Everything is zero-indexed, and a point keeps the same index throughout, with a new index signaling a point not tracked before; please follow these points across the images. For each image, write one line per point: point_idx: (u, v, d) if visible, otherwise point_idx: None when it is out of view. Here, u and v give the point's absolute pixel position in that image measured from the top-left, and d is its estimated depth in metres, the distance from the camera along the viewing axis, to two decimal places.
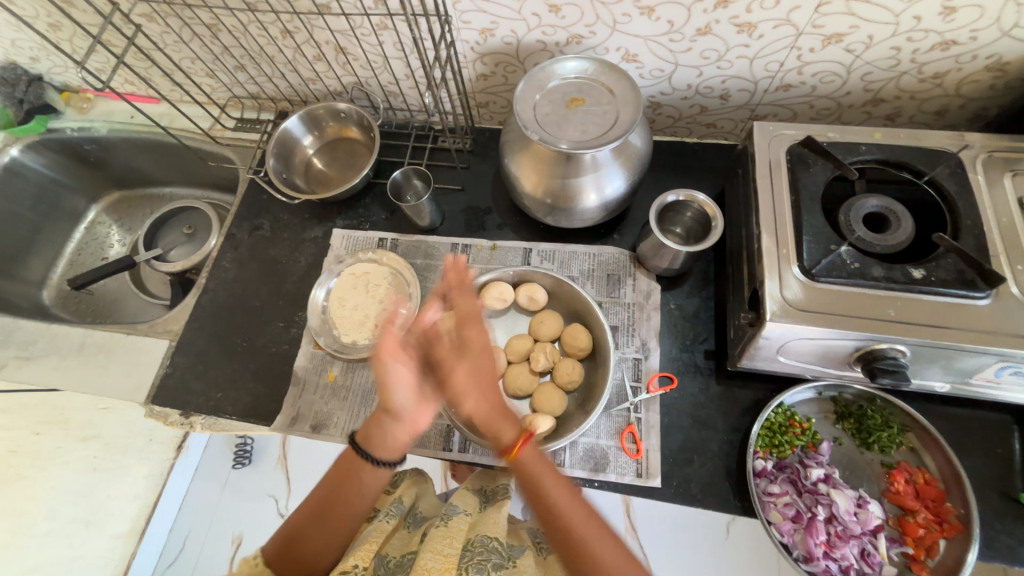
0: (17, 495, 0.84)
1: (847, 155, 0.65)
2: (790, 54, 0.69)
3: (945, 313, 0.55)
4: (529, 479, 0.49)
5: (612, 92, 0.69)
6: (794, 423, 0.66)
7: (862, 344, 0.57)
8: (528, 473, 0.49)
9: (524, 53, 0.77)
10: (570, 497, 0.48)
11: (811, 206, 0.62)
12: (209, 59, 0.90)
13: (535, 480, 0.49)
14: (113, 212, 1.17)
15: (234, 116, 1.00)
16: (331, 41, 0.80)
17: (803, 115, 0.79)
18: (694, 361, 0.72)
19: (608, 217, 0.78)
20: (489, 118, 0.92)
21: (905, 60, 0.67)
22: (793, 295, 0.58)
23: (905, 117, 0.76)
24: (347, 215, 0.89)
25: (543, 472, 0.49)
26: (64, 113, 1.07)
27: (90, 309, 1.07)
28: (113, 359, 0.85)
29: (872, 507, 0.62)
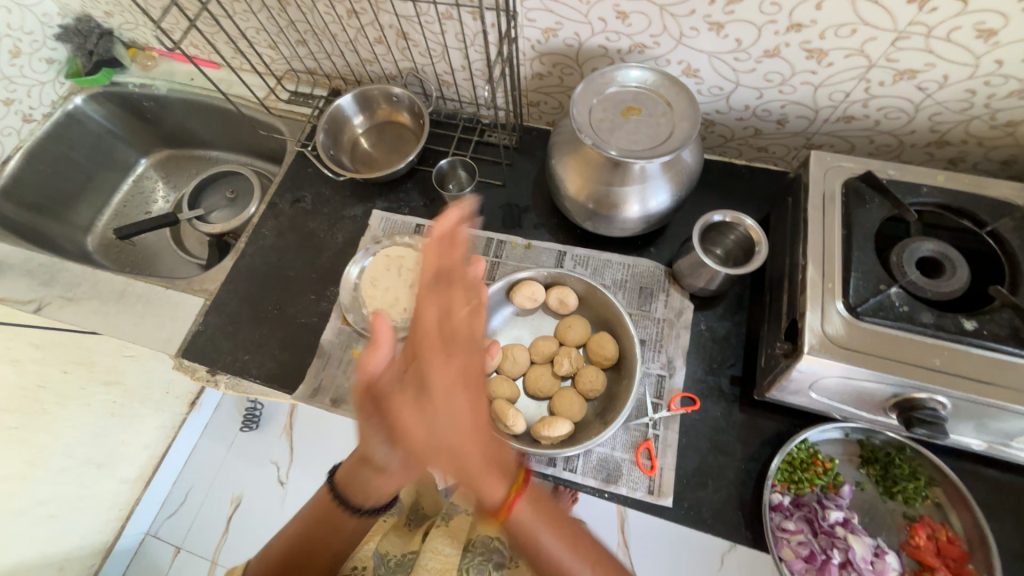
0: (39, 429, 0.87)
1: (907, 195, 0.63)
2: (858, 85, 0.67)
3: (993, 369, 0.53)
4: (520, 533, 0.48)
5: (669, 105, 0.68)
6: (817, 462, 0.64)
7: (901, 390, 0.55)
8: (522, 532, 0.48)
9: (584, 57, 0.76)
10: (562, 547, 0.48)
11: (864, 243, 0.60)
12: (274, 31, 0.92)
13: (527, 533, 0.48)
14: (161, 168, 1.21)
15: (289, 89, 1.03)
16: (395, 26, 0.81)
17: (861, 149, 0.77)
18: (718, 385, 0.71)
19: (648, 230, 0.78)
20: (538, 118, 0.92)
21: (978, 105, 0.64)
22: (834, 331, 0.56)
23: (969, 163, 0.73)
24: (388, 198, 0.90)
25: (535, 527, 0.48)
26: (129, 68, 1.11)
27: (130, 259, 1.10)
28: (148, 310, 0.87)
29: (890, 558, 0.60)
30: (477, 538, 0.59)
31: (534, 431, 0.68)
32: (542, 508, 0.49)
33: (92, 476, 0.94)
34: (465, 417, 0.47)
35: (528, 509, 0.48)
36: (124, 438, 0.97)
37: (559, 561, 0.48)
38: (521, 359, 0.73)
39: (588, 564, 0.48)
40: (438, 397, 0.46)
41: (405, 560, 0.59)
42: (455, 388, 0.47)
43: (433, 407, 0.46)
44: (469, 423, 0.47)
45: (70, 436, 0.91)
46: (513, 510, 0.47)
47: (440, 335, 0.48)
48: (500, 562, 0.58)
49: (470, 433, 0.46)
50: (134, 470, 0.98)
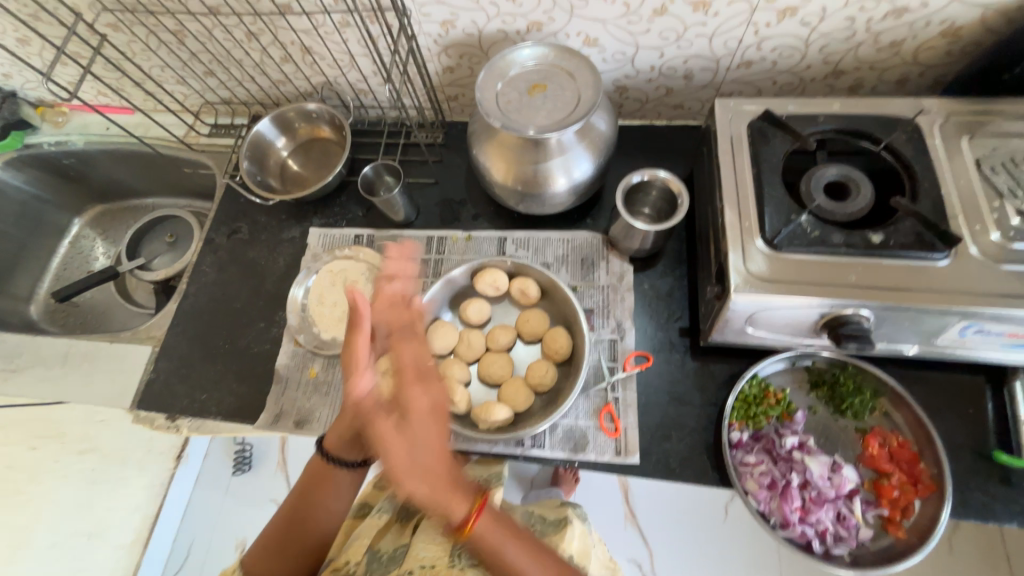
0: (17, 512, 0.87)
1: (807, 127, 0.65)
2: (748, 29, 0.69)
3: (905, 275, 0.56)
4: (487, 551, 0.51)
5: (573, 77, 0.69)
6: (769, 394, 0.66)
7: (826, 310, 0.57)
8: (489, 545, 0.51)
9: (487, 44, 0.77)
10: (529, 558, 0.52)
11: (772, 178, 0.62)
12: (179, 66, 0.90)
13: (491, 548, 0.51)
14: (96, 225, 1.18)
15: (208, 122, 1.01)
16: (297, 42, 0.81)
17: (767, 92, 0.80)
18: (669, 339, 0.73)
19: (580, 202, 0.79)
20: (459, 111, 0.93)
21: (860, 31, 0.67)
22: (756, 267, 0.58)
23: (868, 87, 0.77)
24: (324, 214, 0.90)
25: (500, 543, 0.51)
26: (40, 127, 1.07)
27: (77, 321, 1.07)
28: (97, 368, 0.85)
29: (847, 471, 0.63)
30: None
31: (475, 414, 0.69)
32: (497, 523, 0.52)
33: (85, 547, 0.93)
34: (434, 439, 0.52)
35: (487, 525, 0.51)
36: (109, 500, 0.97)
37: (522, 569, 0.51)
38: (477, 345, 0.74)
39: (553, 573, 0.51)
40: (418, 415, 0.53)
41: (398, 554, 0.58)
42: (402, 416, 0.53)
43: (405, 423, 0.52)
44: (433, 445, 0.52)
45: (50, 513, 0.90)
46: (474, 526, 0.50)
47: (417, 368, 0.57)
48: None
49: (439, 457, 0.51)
50: (127, 535, 1.01)
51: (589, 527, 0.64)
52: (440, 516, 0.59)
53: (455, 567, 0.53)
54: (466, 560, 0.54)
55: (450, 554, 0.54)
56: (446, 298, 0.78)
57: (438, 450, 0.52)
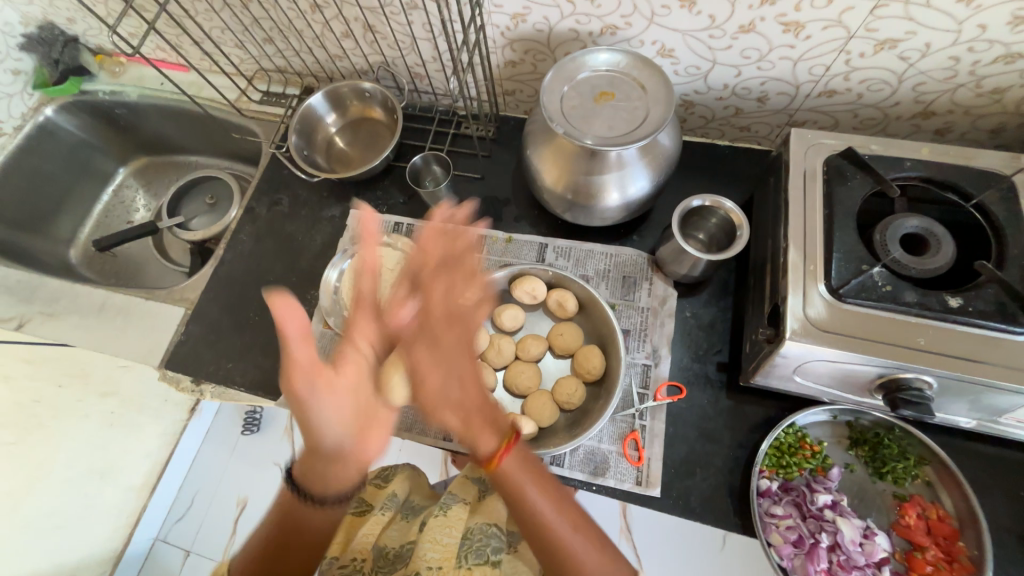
0: (39, 444, 0.90)
1: (889, 171, 0.61)
2: (838, 57, 0.64)
3: (981, 346, 0.52)
4: (510, 487, 0.48)
5: (643, 88, 0.66)
6: (805, 446, 0.63)
7: (885, 371, 0.54)
8: (510, 483, 0.48)
9: (555, 42, 0.74)
10: (551, 505, 0.48)
11: (846, 222, 0.58)
12: (239, 30, 0.90)
13: (515, 488, 0.48)
14: (140, 176, 1.19)
15: (260, 89, 1.00)
16: (360, 19, 0.79)
17: (845, 124, 0.75)
18: (705, 372, 0.70)
19: (630, 218, 0.76)
20: (514, 107, 0.90)
21: (963, 72, 0.62)
22: (816, 314, 0.55)
23: (957, 132, 0.71)
24: (365, 197, 0.89)
25: (525, 481, 0.48)
26: (97, 75, 1.08)
27: (114, 271, 1.09)
28: (131, 322, 0.86)
29: (879, 539, 0.60)
30: (476, 525, 0.55)
31: None
32: (528, 461, 0.49)
33: (93, 485, 0.96)
34: (467, 366, 0.50)
35: (520, 454, 0.49)
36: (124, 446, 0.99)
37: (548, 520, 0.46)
38: (506, 352, 0.73)
39: (573, 524, 0.47)
40: (447, 348, 0.50)
41: (405, 551, 0.57)
42: (432, 355, 0.50)
43: (435, 347, 0.50)
44: (466, 376, 0.50)
45: (68, 449, 0.93)
46: (505, 457, 0.48)
47: (445, 310, 0.51)
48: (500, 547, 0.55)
49: (466, 381, 0.50)
50: (137, 478, 1.01)
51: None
52: (450, 514, 0.57)
53: (462, 567, 0.52)
54: (475, 560, 0.52)
55: (458, 553, 0.53)
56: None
57: (472, 374, 0.50)
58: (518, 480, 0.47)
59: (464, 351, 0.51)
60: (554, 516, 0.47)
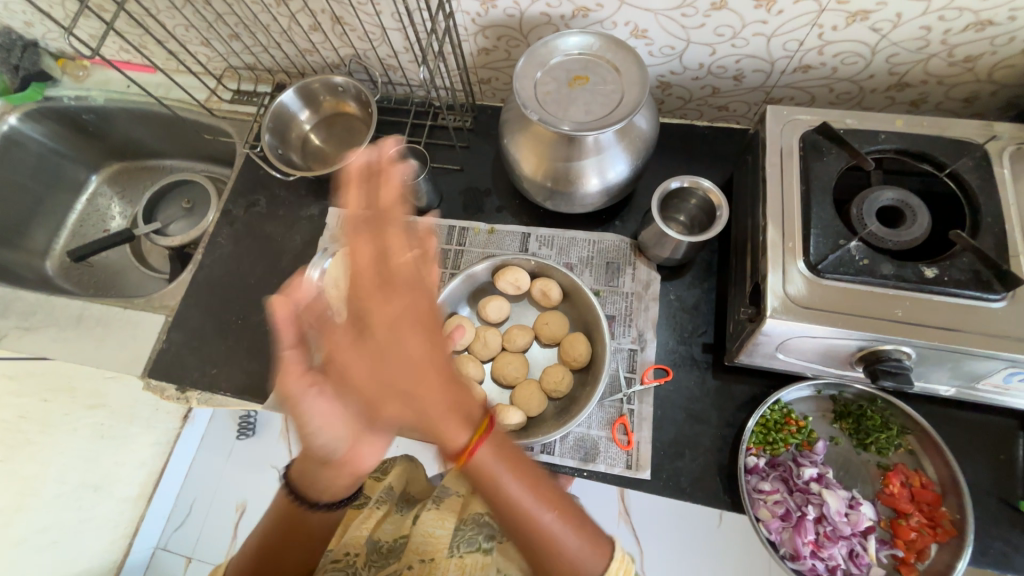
0: (26, 459, 0.86)
1: (865, 144, 0.61)
2: (812, 31, 0.64)
3: (956, 314, 0.52)
4: (485, 480, 0.44)
5: (617, 71, 0.65)
6: (791, 421, 0.64)
7: (865, 344, 0.54)
8: (483, 474, 0.44)
9: (527, 27, 0.73)
10: (527, 489, 0.44)
11: (822, 198, 0.58)
12: (203, 27, 0.87)
13: (490, 481, 0.44)
14: (114, 183, 1.16)
15: (231, 88, 0.98)
16: (327, 10, 0.77)
17: (822, 99, 0.75)
18: (691, 354, 0.71)
19: (611, 203, 0.76)
20: (491, 95, 0.88)
21: (935, 42, 0.62)
22: (796, 291, 0.55)
23: (932, 103, 0.71)
24: (344, 194, 0.87)
25: (499, 473, 0.44)
26: (60, 80, 1.05)
27: (92, 281, 1.07)
28: (111, 332, 0.85)
29: (865, 509, 0.61)
30: (468, 516, 0.55)
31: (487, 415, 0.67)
32: (503, 452, 0.45)
33: (89, 499, 0.95)
34: (418, 352, 0.44)
35: (492, 446, 0.44)
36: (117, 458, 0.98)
37: (518, 497, 0.43)
38: (493, 344, 0.72)
39: (548, 506, 0.44)
40: (385, 337, 0.43)
41: (398, 544, 0.57)
42: (406, 323, 0.44)
43: (381, 326, 0.44)
44: (414, 355, 0.44)
45: (59, 462, 0.91)
46: (477, 450, 0.43)
47: (382, 278, 0.44)
48: (492, 534, 0.54)
49: (420, 371, 0.43)
50: (133, 489, 1.01)
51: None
52: (443, 506, 0.56)
53: (454, 556, 0.52)
54: (466, 549, 0.52)
55: (450, 544, 0.53)
56: (466, 292, 0.76)
57: (426, 360, 0.44)
58: (490, 470, 0.43)
59: (409, 336, 0.44)
60: (535, 508, 0.44)
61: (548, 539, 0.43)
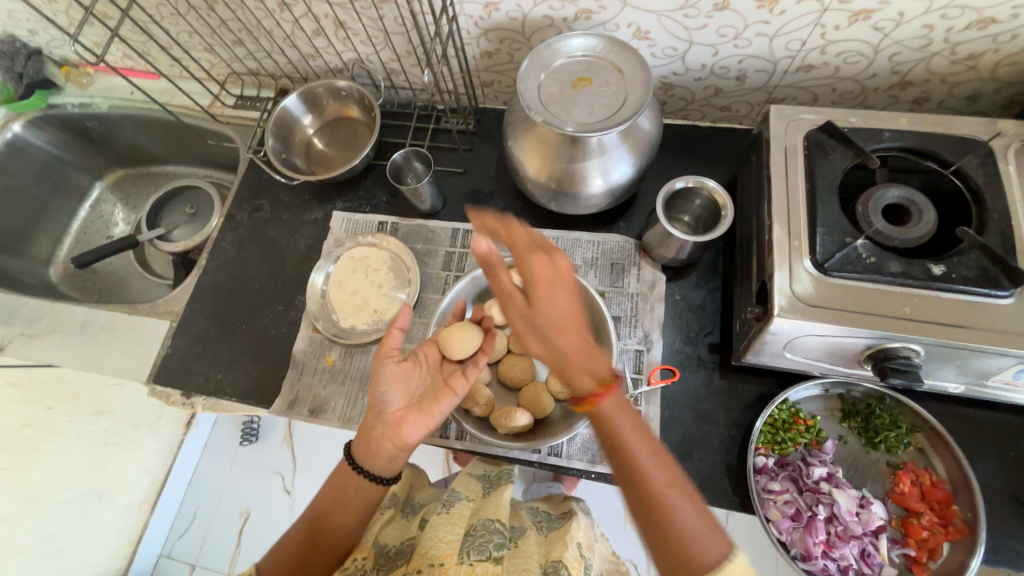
0: (31, 467, 0.86)
1: (869, 142, 0.61)
2: (814, 31, 0.64)
3: (965, 311, 0.52)
4: (607, 436, 0.44)
5: (621, 72, 0.65)
6: (799, 421, 0.64)
7: (874, 342, 0.54)
8: (603, 422, 0.45)
9: (530, 29, 0.73)
10: (641, 443, 0.43)
11: (828, 196, 0.58)
12: (207, 33, 0.87)
13: (609, 434, 0.44)
14: (117, 190, 1.17)
15: (234, 93, 0.98)
16: (330, 15, 0.77)
17: (824, 99, 0.75)
18: (697, 354, 0.71)
19: (615, 204, 0.76)
20: (493, 98, 0.89)
21: (937, 40, 0.62)
22: (803, 290, 0.55)
23: (934, 101, 0.71)
24: (348, 197, 0.87)
25: (620, 426, 0.44)
26: (64, 88, 1.05)
27: (97, 287, 1.07)
28: (116, 339, 0.85)
29: (875, 508, 0.60)
30: (478, 521, 0.54)
31: (493, 417, 0.67)
32: (625, 409, 0.45)
33: (94, 506, 0.95)
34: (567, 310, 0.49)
35: (613, 397, 0.46)
36: (122, 465, 0.99)
37: (634, 450, 0.43)
38: (499, 345, 0.72)
39: (667, 473, 0.42)
40: (545, 303, 0.49)
41: (404, 547, 0.56)
42: (556, 284, 0.49)
43: (559, 293, 0.49)
44: (563, 316, 0.49)
45: (63, 469, 0.90)
46: (602, 399, 0.45)
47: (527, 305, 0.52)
48: (503, 543, 0.52)
49: (566, 329, 0.49)
50: (137, 495, 1.02)
51: (592, 521, 0.63)
52: (452, 512, 0.56)
53: (464, 562, 0.49)
54: (477, 556, 0.50)
55: (461, 550, 0.51)
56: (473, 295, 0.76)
57: (567, 322, 0.49)
58: (610, 423, 0.44)
59: (565, 301, 0.49)
60: (651, 465, 0.42)
61: (659, 503, 0.40)
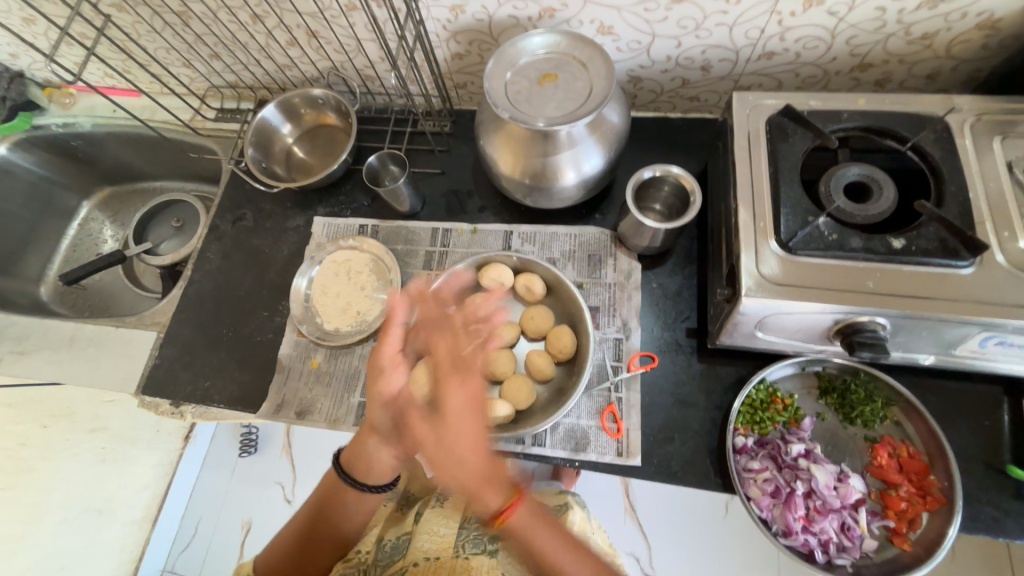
0: (27, 488, 0.87)
1: (829, 123, 0.63)
2: (771, 18, 0.66)
3: (927, 282, 0.54)
4: (529, 551, 0.48)
5: (586, 67, 0.67)
6: (777, 400, 0.65)
7: (841, 317, 0.55)
8: (521, 538, 0.48)
9: (497, 30, 0.75)
10: (559, 545, 0.48)
11: (790, 177, 0.60)
12: (184, 48, 0.89)
13: (526, 545, 0.48)
14: (105, 208, 1.18)
15: (214, 106, 1.00)
16: (302, 25, 0.79)
17: (788, 84, 0.77)
18: (675, 340, 0.72)
19: (589, 196, 0.77)
20: (468, 99, 0.90)
21: (891, 22, 0.64)
22: (769, 269, 0.56)
23: (895, 82, 0.73)
24: (329, 203, 0.89)
25: (535, 531, 0.48)
26: (48, 108, 1.07)
27: (86, 304, 1.07)
28: (104, 352, 0.86)
29: (853, 481, 0.61)
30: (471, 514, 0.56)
31: None
32: (540, 513, 0.50)
33: (93, 524, 0.95)
34: (469, 428, 0.50)
35: (528, 513, 0.48)
36: (121, 480, 0.99)
37: (556, 559, 0.47)
38: None
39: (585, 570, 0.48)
40: (450, 414, 0.50)
41: (401, 543, 0.58)
42: (461, 399, 0.51)
43: (458, 409, 0.51)
44: (470, 430, 0.50)
45: (63, 486, 0.91)
46: (511, 515, 0.48)
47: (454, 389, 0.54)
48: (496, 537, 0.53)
49: (470, 439, 0.49)
50: (136, 512, 1.02)
51: (588, 513, 0.62)
52: (446, 506, 0.59)
53: (460, 557, 0.51)
54: (471, 550, 0.52)
55: (456, 544, 0.53)
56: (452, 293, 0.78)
57: (476, 435, 0.49)
58: (527, 537, 0.48)
59: (472, 411, 0.51)
60: (567, 561, 0.47)
61: None
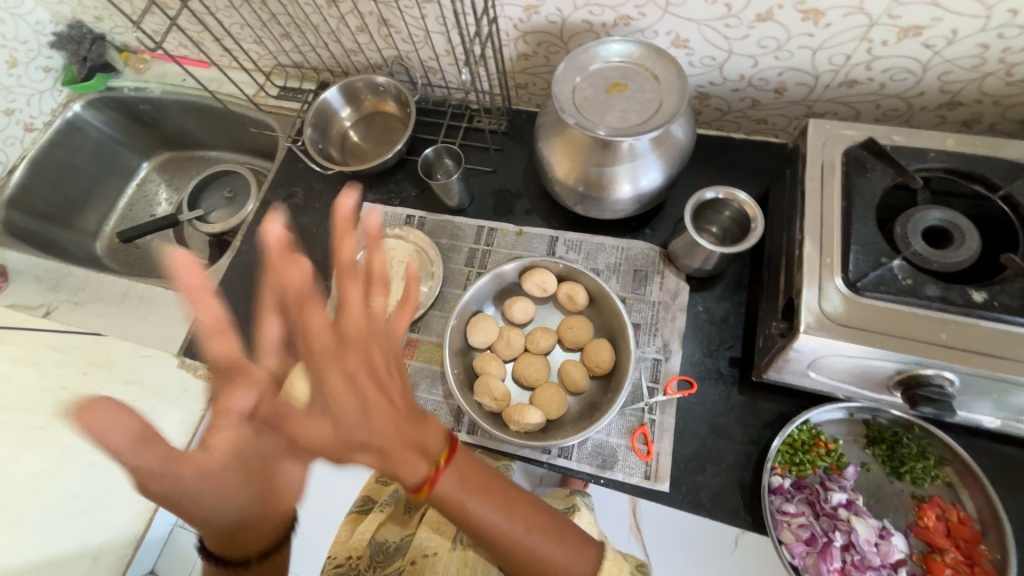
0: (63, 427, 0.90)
1: (912, 161, 0.59)
2: (860, 46, 0.63)
3: (1006, 342, 0.50)
4: (459, 515, 0.44)
5: (657, 79, 0.65)
6: (819, 443, 0.62)
7: (904, 367, 0.52)
8: (447, 504, 0.44)
9: (569, 34, 0.74)
10: (495, 510, 0.44)
11: (865, 214, 0.57)
12: (258, 26, 0.91)
13: (453, 510, 0.44)
14: (163, 171, 1.22)
15: (278, 84, 1.02)
16: (375, 13, 0.80)
17: (867, 116, 0.73)
18: (717, 368, 0.69)
19: (642, 210, 0.76)
20: (527, 100, 0.90)
21: (991, 60, 0.60)
22: (832, 308, 0.54)
23: (985, 123, 0.69)
24: (379, 190, 0.90)
25: (464, 499, 0.44)
26: (122, 72, 1.12)
27: (137, 262, 1.12)
28: (152, 310, 0.90)
29: (896, 540, 0.58)
30: None
31: (506, 415, 0.68)
32: (466, 472, 0.45)
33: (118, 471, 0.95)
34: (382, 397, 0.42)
35: (456, 477, 0.44)
36: None
37: (486, 520, 0.44)
38: (515, 345, 0.73)
39: (523, 522, 0.44)
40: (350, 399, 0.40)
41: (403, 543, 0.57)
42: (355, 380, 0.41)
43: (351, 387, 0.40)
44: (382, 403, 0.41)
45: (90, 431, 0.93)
46: (438, 484, 0.43)
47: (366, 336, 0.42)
48: None
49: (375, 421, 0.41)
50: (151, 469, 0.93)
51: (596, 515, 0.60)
52: None
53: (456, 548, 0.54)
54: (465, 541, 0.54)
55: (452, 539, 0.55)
56: (492, 293, 0.77)
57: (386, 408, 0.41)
58: (454, 501, 0.43)
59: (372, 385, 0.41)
60: (496, 518, 0.44)
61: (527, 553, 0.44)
